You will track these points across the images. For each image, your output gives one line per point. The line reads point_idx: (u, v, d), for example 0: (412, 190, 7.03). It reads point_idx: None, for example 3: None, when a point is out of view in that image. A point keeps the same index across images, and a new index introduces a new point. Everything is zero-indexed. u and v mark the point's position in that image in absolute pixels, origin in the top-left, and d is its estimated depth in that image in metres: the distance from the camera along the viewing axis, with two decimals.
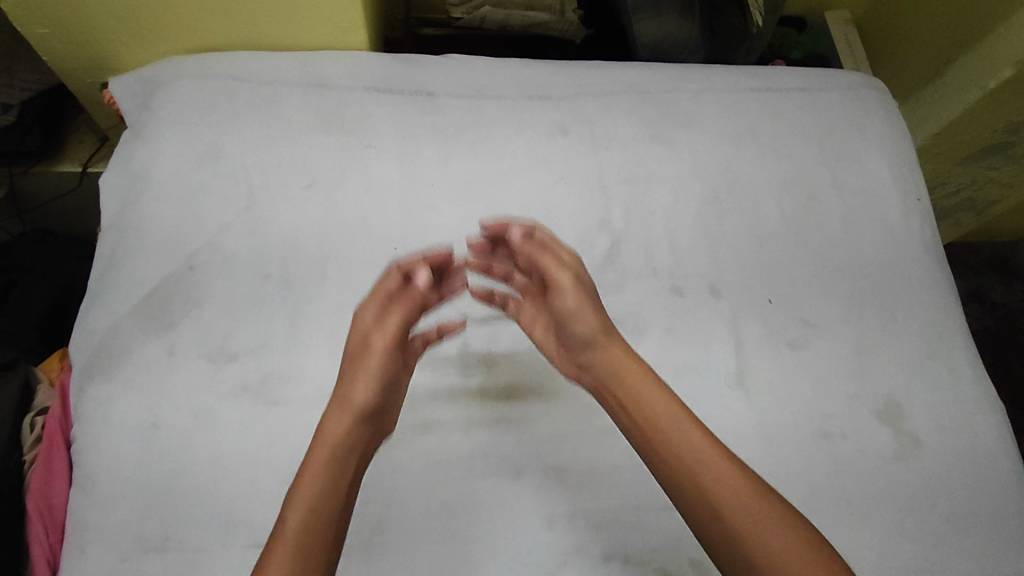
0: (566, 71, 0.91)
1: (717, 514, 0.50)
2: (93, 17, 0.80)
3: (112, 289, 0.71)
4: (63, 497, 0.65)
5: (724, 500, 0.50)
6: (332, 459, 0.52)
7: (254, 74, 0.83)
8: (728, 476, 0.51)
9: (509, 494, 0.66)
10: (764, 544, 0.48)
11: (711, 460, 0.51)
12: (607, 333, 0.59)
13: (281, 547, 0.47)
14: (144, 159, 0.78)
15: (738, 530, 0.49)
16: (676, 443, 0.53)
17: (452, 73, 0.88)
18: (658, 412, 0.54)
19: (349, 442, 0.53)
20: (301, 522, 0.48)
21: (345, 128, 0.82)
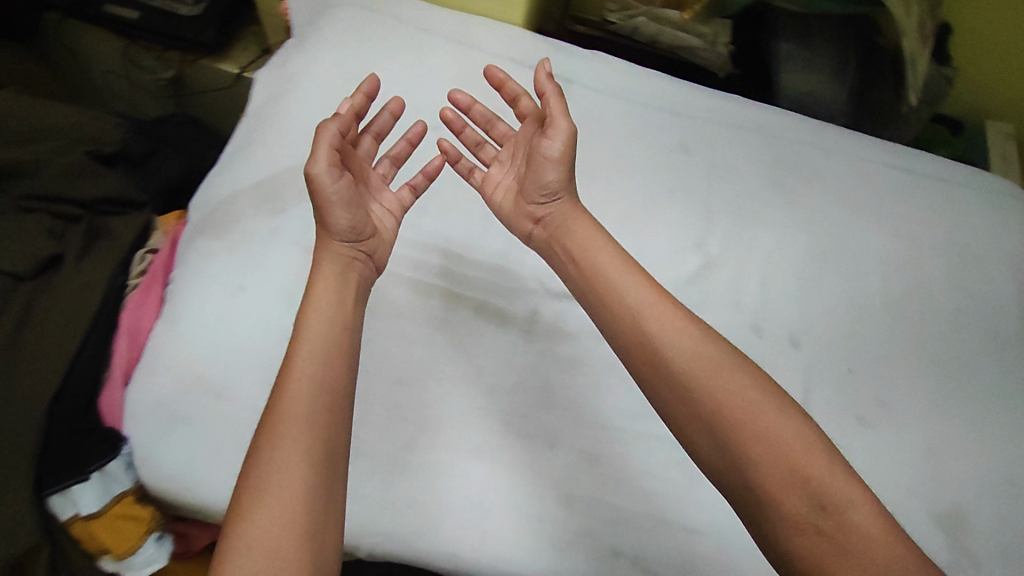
0: (703, 96, 0.91)
1: (703, 403, 0.51)
2: None
3: (241, 166, 0.78)
4: (148, 324, 0.71)
5: (709, 381, 0.52)
6: (305, 398, 0.52)
7: (414, 22, 0.90)
8: (712, 362, 0.53)
9: (538, 462, 0.67)
10: (755, 419, 0.50)
11: (696, 357, 0.53)
12: (571, 187, 0.67)
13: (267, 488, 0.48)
14: (299, 65, 0.85)
15: (725, 411, 0.50)
16: (654, 340, 0.55)
17: (592, 66, 0.90)
18: (646, 320, 0.56)
19: (316, 404, 0.52)
20: (299, 466, 0.49)
21: (481, 87, 0.86)
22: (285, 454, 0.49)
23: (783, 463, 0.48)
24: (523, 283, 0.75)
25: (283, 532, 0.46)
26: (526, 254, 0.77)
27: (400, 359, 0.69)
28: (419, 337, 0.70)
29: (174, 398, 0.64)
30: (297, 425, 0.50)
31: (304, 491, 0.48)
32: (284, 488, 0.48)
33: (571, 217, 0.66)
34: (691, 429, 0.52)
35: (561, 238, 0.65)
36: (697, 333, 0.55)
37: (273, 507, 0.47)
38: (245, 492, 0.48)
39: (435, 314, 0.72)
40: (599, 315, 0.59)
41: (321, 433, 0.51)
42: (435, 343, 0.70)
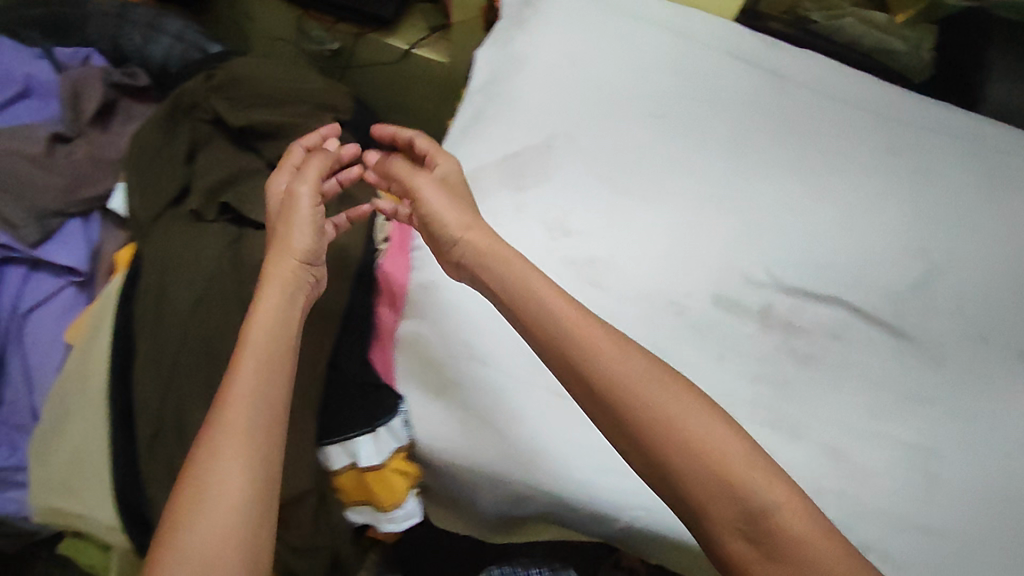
0: (919, 100, 0.88)
1: (656, 432, 0.50)
2: None
3: (480, 142, 0.79)
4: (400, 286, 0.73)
5: (674, 412, 0.50)
6: (247, 411, 0.52)
7: (626, 4, 0.88)
8: (652, 386, 0.52)
9: (783, 451, 0.70)
10: (710, 447, 0.49)
11: (651, 383, 0.52)
12: (471, 223, 0.64)
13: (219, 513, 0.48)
14: (525, 44, 0.85)
15: (665, 424, 0.50)
16: (601, 358, 0.53)
17: (807, 63, 0.88)
18: (590, 344, 0.54)
19: (258, 413, 0.53)
20: (233, 463, 0.50)
21: (698, 77, 0.84)
22: (223, 460, 0.50)
23: (730, 483, 0.47)
24: (756, 277, 0.76)
25: (225, 531, 0.47)
26: (756, 249, 0.77)
27: (647, 343, 0.71)
28: (663, 324, 0.72)
29: (444, 364, 0.67)
30: (238, 433, 0.51)
31: (249, 490, 0.49)
32: (230, 487, 0.49)
33: (502, 248, 0.62)
34: (633, 449, 0.51)
35: (482, 277, 0.62)
36: (643, 363, 0.53)
37: (215, 505, 0.48)
38: (188, 489, 0.49)
39: (676, 302, 0.73)
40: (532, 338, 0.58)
41: (258, 426, 0.52)
42: (679, 331, 0.72)
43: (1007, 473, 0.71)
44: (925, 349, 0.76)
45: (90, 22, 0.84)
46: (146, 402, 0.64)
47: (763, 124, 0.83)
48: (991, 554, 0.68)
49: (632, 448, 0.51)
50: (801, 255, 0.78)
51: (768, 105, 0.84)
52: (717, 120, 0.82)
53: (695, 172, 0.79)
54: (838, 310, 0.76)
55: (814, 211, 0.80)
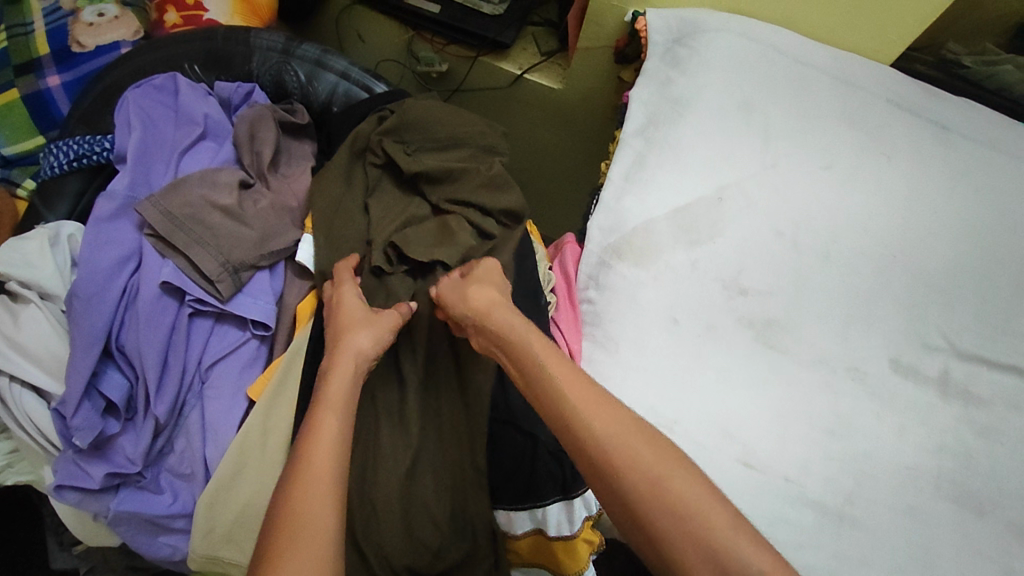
0: None
1: (631, 491, 0.47)
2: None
3: (646, 192, 0.77)
4: (575, 345, 0.71)
5: (652, 472, 0.47)
6: (331, 454, 0.49)
7: (788, 51, 0.88)
8: (636, 449, 0.49)
9: (973, 531, 0.64)
10: (688, 509, 0.46)
11: (627, 432, 0.50)
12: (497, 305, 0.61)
13: (310, 547, 0.44)
14: (683, 89, 0.85)
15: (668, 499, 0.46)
16: (579, 409, 0.51)
17: (971, 113, 0.86)
18: (568, 401, 0.52)
19: (341, 458, 0.50)
20: (328, 513, 0.46)
21: (864, 126, 0.84)
22: (312, 501, 0.46)
23: (705, 540, 0.44)
24: (930, 340, 0.73)
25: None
26: (930, 310, 0.75)
27: (826, 410, 0.69)
28: (841, 388, 0.70)
29: None
30: (324, 480, 0.47)
31: (334, 541, 0.45)
32: (321, 539, 0.44)
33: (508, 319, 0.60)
34: (613, 497, 0.49)
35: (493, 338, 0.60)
36: (626, 421, 0.51)
37: (305, 551, 0.43)
38: (277, 536, 0.44)
39: (851, 365, 0.71)
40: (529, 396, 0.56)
41: (342, 480, 0.49)
42: (855, 395, 0.70)
43: None
44: None
45: (255, 56, 0.82)
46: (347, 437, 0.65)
47: (933, 175, 0.81)
48: None
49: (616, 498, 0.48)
50: (975, 318, 0.75)
51: (935, 157, 0.83)
52: (884, 173, 0.81)
53: (868, 224, 0.78)
54: (1020, 378, 0.72)
55: (988, 271, 0.77)
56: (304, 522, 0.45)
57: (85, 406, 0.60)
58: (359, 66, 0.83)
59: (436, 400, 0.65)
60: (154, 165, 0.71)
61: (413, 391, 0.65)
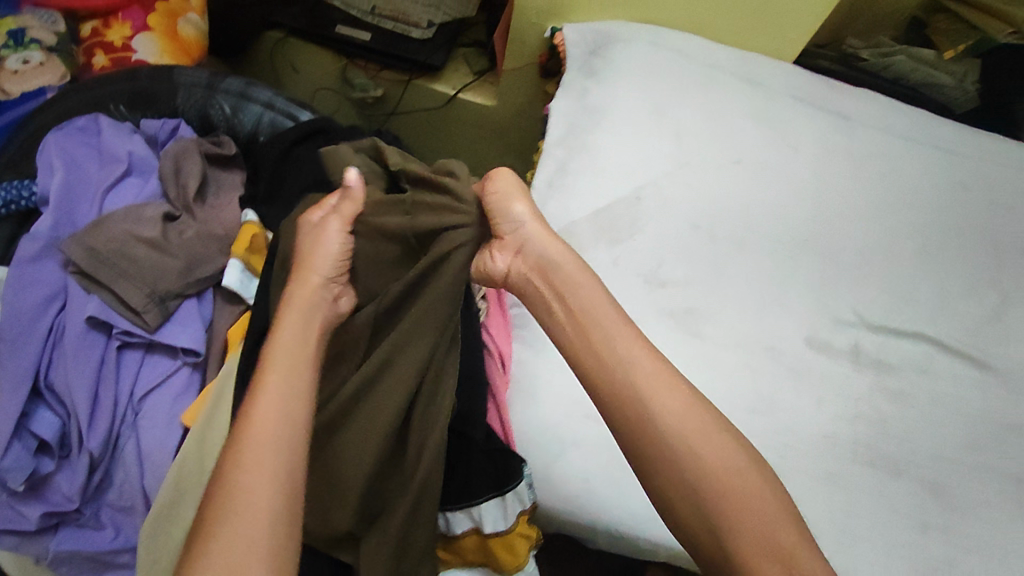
0: (971, 136, 0.93)
1: (683, 458, 0.50)
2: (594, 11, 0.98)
3: (568, 197, 0.81)
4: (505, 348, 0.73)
5: (702, 454, 0.50)
6: (270, 427, 0.50)
7: (698, 56, 0.94)
8: (700, 435, 0.51)
9: (889, 491, 0.69)
10: (741, 502, 0.49)
11: (692, 422, 0.51)
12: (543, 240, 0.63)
13: (246, 522, 0.45)
14: (600, 98, 0.89)
15: (722, 489, 0.49)
16: (656, 390, 0.53)
17: (866, 104, 0.94)
18: (640, 374, 0.54)
19: (281, 427, 0.50)
20: (267, 493, 0.47)
21: (769, 122, 0.90)
22: (250, 479, 0.47)
23: (743, 528, 0.48)
24: (842, 315, 0.79)
25: (243, 560, 0.44)
26: (840, 287, 0.80)
27: (748, 390, 0.72)
28: (760, 367, 0.74)
29: (563, 422, 0.66)
30: (261, 456, 0.48)
31: (272, 517, 0.46)
32: (268, 510, 0.46)
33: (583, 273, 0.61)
34: (654, 461, 0.51)
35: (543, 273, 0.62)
36: (711, 416, 0.53)
37: (239, 528, 0.45)
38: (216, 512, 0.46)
39: (768, 345, 0.75)
40: (587, 352, 0.57)
41: (282, 451, 0.49)
42: (774, 373, 0.74)
43: None
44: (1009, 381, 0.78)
45: (179, 91, 0.85)
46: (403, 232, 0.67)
47: (835, 163, 0.88)
48: None
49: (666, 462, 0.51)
50: (881, 291, 0.81)
51: (837, 146, 0.90)
52: (790, 165, 0.87)
53: (779, 211, 0.84)
54: (925, 344, 0.78)
55: (890, 247, 0.84)
56: (239, 493, 0.47)
57: (14, 448, 0.60)
58: (283, 96, 0.86)
59: (428, 365, 0.64)
60: (78, 205, 0.72)
61: (401, 363, 0.64)
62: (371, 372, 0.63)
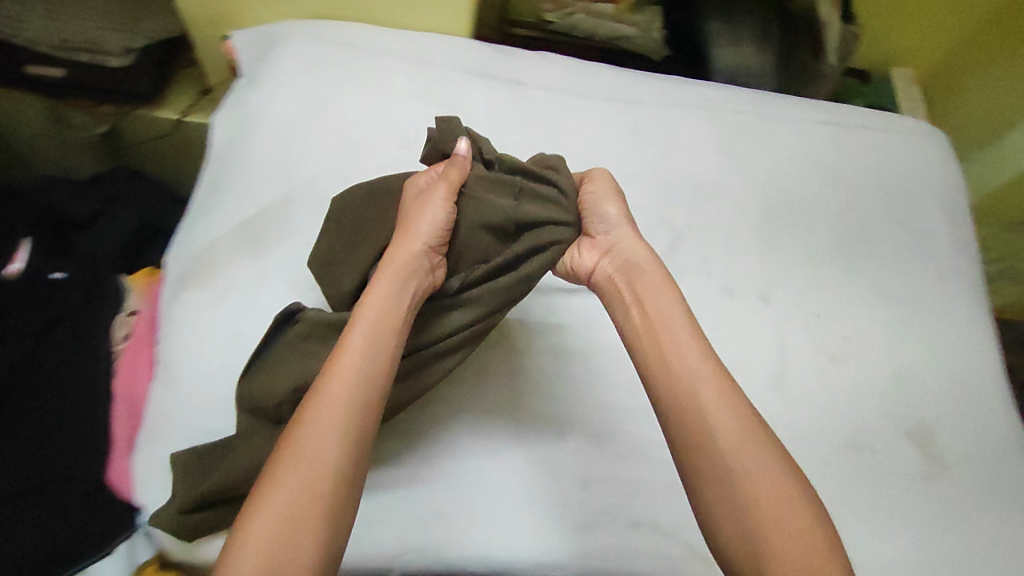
0: (646, 82, 0.96)
1: (713, 453, 0.52)
2: (257, 11, 0.95)
3: (214, 214, 0.78)
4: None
5: (748, 468, 0.51)
6: (345, 380, 0.52)
7: (365, 44, 0.91)
8: (742, 438, 0.53)
9: (551, 452, 0.69)
10: (745, 471, 0.51)
11: (734, 422, 0.53)
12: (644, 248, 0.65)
13: (309, 462, 0.48)
14: (256, 103, 0.85)
15: (731, 453, 0.52)
16: (702, 388, 0.55)
17: (543, 67, 0.94)
18: (705, 383, 0.55)
19: (357, 387, 0.52)
20: (332, 442, 0.49)
21: (439, 99, 0.88)
22: (320, 426, 0.49)
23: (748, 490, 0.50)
24: None
25: (292, 511, 0.46)
26: None
27: None
28: None
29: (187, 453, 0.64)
30: (337, 408, 0.50)
31: (336, 474, 0.48)
32: (292, 457, 0.48)
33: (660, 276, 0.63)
34: (702, 460, 0.53)
35: (630, 275, 0.63)
36: (760, 432, 0.54)
37: (303, 478, 0.47)
38: (284, 455, 0.49)
39: None
40: (677, 354, 0.57)
41: (350, 404, 0.51)
42: None
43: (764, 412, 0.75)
44: None
45: None
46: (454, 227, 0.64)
47: (508, 130, 0.88)
48: None
49: (693, 447, 0.53)
50: None
51: (510, 112, 0.89)
52: None
53: None
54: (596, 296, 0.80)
55: None
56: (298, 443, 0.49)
57: None
58: None
59: (507, 309, 0.64)
60: None
61: (457, 310, 0.63)
62: (474, 330, 0.64)
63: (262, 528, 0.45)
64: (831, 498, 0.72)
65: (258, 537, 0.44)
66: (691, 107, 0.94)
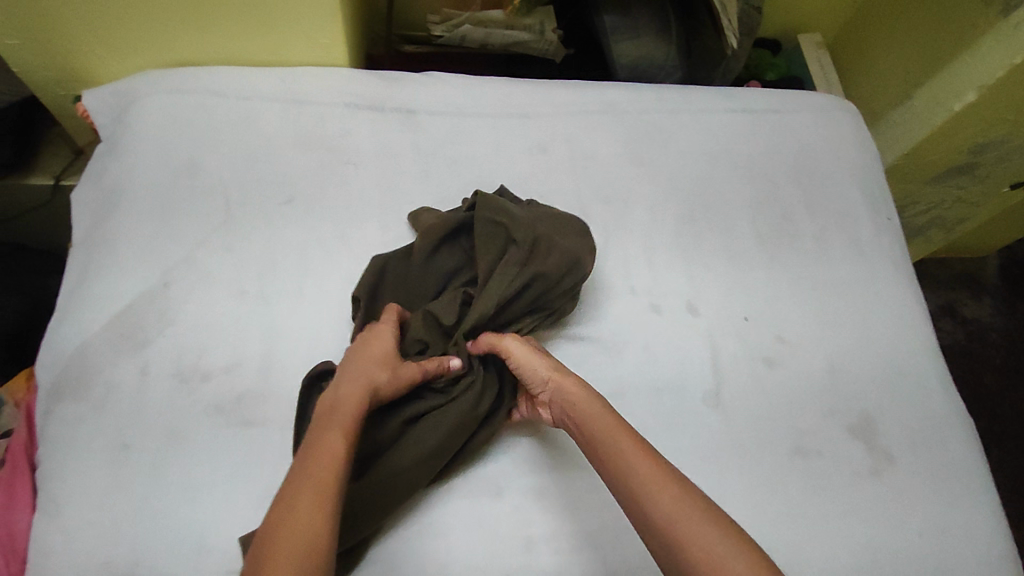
0: (545, 90, 0.90)
1: (664, 526, 0.48)
2: (109, 67, 0.85)
3: (83, 310, 0.70)
4: (26, 521, 0.64)
5: (688, 539, 0.47)
6: (355, 394, 0.56)
7: (233, 89, 0.83)
8: (660, 482, 0.51)
9: (489, 516, 0.65)
10: (689, 544, 0.47)
11: (658, 488, 0.50)
12: (558, 379, 0.63)
13: (317, 462, 0.49)
14: (117, 174, 0.77)
15: (676, 537, 0.47)
16: (628, 463, 0.53)
17: (432, 89, 0.87)
18: (626, 455, 0.53)
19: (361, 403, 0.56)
20: (340, 444, 0.51)
21: (325, 142, 0.81)
22: (325, 434, 0.52)
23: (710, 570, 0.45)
24: None
25: (311, 508, 0.46)
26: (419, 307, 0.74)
27: None
28: None
29: None
30: (341, 416, 0.54)
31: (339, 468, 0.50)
32: (309, 487, 0.47)
33: (569, 388, 0.61)
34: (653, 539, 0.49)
35: (569, 412, 0.60)
36: (686, 496, 0.50)
37: (313, 474, 0.48)
38: (296, 466, 0.49)
39: None
40: (606, 447, 0.55)
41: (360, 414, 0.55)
42: None
43: (702, 434, 0.73)
44: (605, 344, 0.76)
45: None
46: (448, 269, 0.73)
47: (403, 167, 0.82)
48: None
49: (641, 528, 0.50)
50: None
51: (403, 145, 0.83)
52: (352, 186, 0.79)
53: (343, 241, 0.76)
54: None
55: None
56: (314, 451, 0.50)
57: None
58: None
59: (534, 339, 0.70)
60: None
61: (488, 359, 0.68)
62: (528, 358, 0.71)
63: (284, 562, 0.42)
64: (781, 510, 0.70)
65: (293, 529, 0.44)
66: (594, 112, 0.90)
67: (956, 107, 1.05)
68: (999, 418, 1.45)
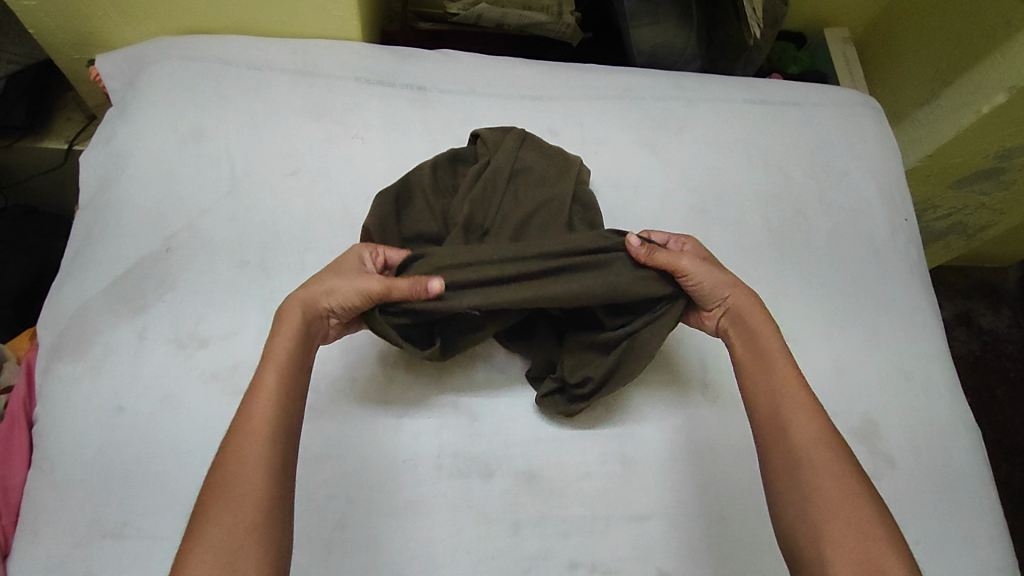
0: (559, 73, 0.89)
1: (783, 435, 0.58)
2: (120, 31, 0.84)
3: (87, 271, 0.70)
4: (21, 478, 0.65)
5: (814, 477, 0.54)
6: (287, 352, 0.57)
7: (244, 58, 0.82)
8: (801, 411, 0.58)
9: (478, 496, 0.65)
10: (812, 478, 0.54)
11: (812, 430, 0.57)
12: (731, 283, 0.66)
13: (254, 430, 0.52)
14: (125, 138, 0.77)
15: (798, 460, 0.56)
16: (772, 370, 0.61)
17: (444, 68, 0.86)
18: (778, 373, 0.61)
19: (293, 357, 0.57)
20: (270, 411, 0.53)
21: (333, 116, 0.81)
22: (258, 400, 0.53)
23: (825, 506, 0.53)
24: None
25: (245, 489, 0.49)
26: None
27: (313, 437, 0.65)
28: (325, 405, 0.67)
29: (72, 550, 0.59)
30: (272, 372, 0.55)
31: (274, 434, 0.52)
32: (242, 437, 0.51)
33: (753, 311, 0.65)
34: (777, 451, 0.57)
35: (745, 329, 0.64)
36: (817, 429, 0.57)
37: (246, 447, 0.51)
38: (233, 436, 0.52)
39: (338, 377, 0.68)
40: (759, 349, 0.63)
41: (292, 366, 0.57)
42: (343, 407, 0.67)
43: (699, 428, 0.72)
44: None
45: None
46: (460, 213, 0.70)
47: (411, 143, 0.81)
48: (697, 521, 0.68)
49: (769, 445, 0.58)
50: None
51: (413, 122, 0.82)
52: (359, 162, 0.79)
53: (348, 216, 0.76)
54: None
55: None
56: (245, 423, 0.52)
57: None
58: None
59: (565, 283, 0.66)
60: None
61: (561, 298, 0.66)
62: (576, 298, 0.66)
63: (218, 520, 0.47)
64: None
65: (227, 513, 0.48)
66: (609, 97, 0.88)
67: (985, 108, 1.01)
68: (1011, 432, 1.42)
